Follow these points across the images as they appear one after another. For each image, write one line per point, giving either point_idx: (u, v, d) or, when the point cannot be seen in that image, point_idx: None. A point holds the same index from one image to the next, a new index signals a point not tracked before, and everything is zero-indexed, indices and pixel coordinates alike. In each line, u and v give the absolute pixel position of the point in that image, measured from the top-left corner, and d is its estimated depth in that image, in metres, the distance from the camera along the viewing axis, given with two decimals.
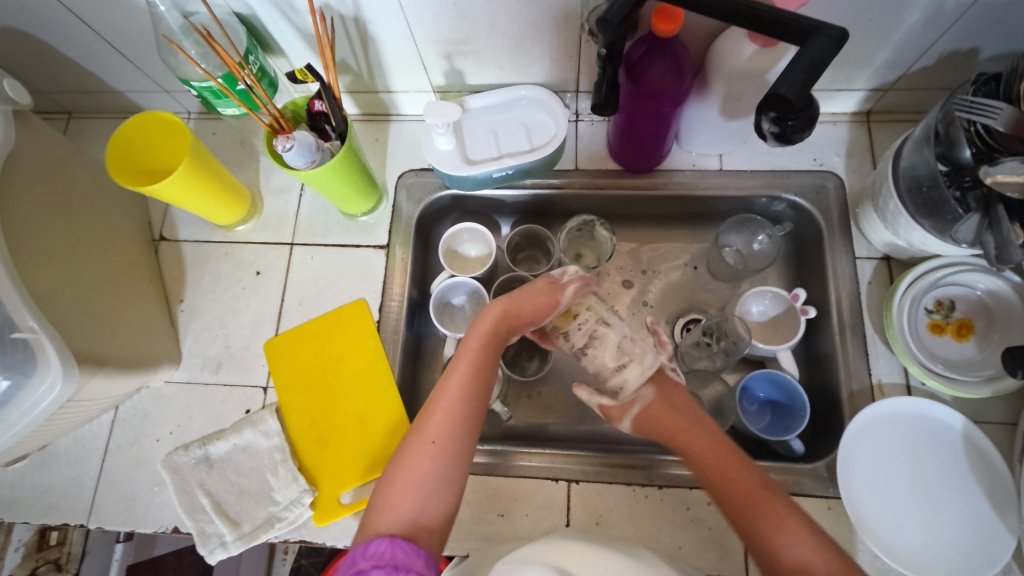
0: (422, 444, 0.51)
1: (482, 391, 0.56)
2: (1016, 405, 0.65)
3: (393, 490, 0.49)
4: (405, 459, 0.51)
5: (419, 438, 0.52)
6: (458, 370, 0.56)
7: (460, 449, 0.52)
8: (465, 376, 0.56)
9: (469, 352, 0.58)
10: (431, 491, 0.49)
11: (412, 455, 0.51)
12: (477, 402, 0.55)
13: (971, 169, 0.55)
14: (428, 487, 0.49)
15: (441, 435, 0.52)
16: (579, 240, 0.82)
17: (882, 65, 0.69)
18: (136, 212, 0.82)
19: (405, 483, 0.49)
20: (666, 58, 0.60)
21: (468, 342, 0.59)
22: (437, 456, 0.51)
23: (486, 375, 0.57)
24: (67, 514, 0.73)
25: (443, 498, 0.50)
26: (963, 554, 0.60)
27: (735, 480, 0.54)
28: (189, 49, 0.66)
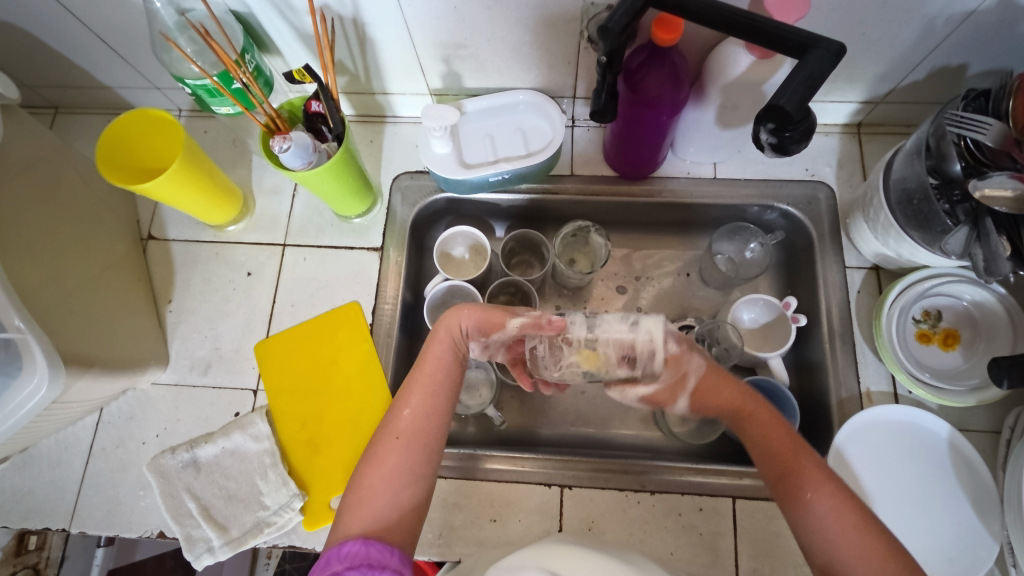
0: (388, 445, 0.51)
1: (449, 383, 0.55)
2: (999, 414, 0.67)
3: (362, 492, 0.50)
4: (372, 462, 0.51)
5: (386, 437, 0.52)
6: (423, 371, 0.55)
7: (426, 447, 0.52)
8: (428, 380, 0.54)
9: (433, 353, 0.56)
10: (399, 491, 0.50)
11: (379, 456, 0.51)
12: (444, 400, 0.54)
13: (961, 183, 0.56)
14: (397, 488, 0.50)
15: (408, 432, 0.52)
16: (573, 245, 0.82)
17: (874, 79, 0.70)
18: (123, 210, 0.81)
19: (373, 483, 0.50)
20: (664, 66, 0.61)
21: (433, 342, 0.56)
22: (405, 459, 0.51)
23: (449, 372, 0.55)
24: (48, 518, 0.71)
25: (412, 497, 0.50)
26: (948, 560, 0.61)
27: (792, 467, 0.51)
28: (184, 46, 0.65)
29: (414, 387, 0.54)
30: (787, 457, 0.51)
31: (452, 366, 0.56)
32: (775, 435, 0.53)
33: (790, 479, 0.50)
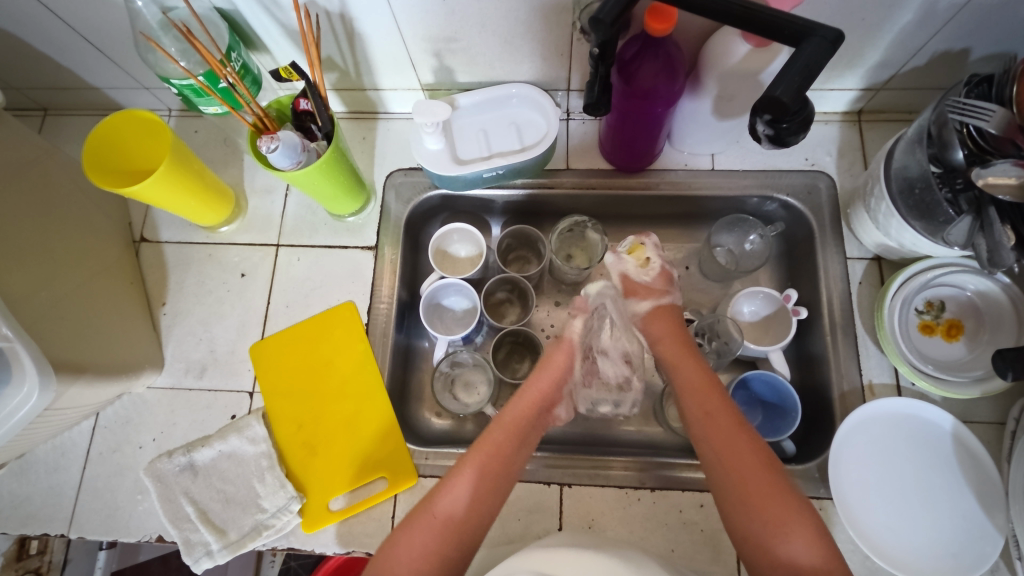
0: (430, 502, 0.57)
1: (502, 472, 0.60)
2: (1004, 405, 0.66)
3: (405, 536, 0.55)
4: (419, 515, 0.56)
5: (432, 497, 0.57)
6: (485, 445, 0.61)
7: (476, 517, 0.56)
8: (487, 457, 0.60)
9: (499, 433, 0.62)
10: (436, 548, 0.54)
11: (428, 509, 0.56)
12: (500, 484, 0.59)
13: (963, 171, 0.54)
14: (435, 539, 0.54)
15: (448, 505, 0.56)
16: (570, 240, 0.81)
17: (874, 65, 0.69)
18: (114, 212, 0.80)
19: (415, 538, 0.54)
20: (658, 56, 0.59)
21: (499, 426, 0.63)
22: (450, 513, 0.56)
23: (514, 460, 0.61)
24: (46, 524, 0.71)
25: (449, 557, 0.54)
26: (952, 554, 0.60)
27: (762, 481, 0.52)
28: (168, 46, 0.64)
29: (473, 455, 0.60)
30: (749, 463, 0.53)
31: (518, 453, 0.62)
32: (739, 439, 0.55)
33: (754, 489, 0.52)
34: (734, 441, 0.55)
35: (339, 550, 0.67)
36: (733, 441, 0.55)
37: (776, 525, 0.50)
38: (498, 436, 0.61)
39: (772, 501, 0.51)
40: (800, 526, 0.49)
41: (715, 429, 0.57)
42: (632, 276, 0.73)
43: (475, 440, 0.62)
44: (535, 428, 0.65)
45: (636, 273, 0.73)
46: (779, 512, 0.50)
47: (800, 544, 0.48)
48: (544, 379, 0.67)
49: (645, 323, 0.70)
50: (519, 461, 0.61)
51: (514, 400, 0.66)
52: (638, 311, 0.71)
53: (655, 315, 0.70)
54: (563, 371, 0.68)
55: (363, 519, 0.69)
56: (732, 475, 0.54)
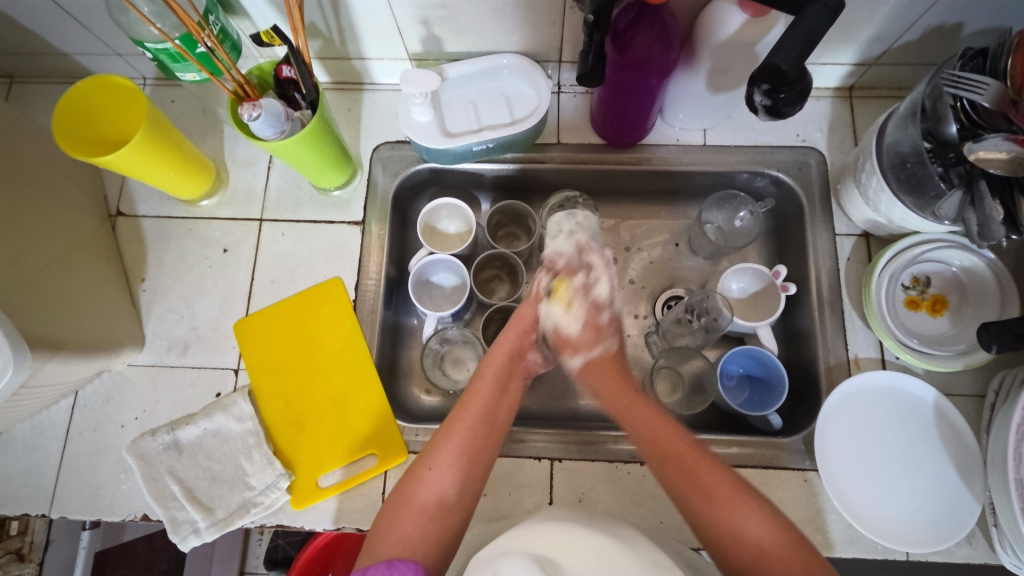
0: (421, 469, 0.57)
1: (491, 428, 0.61)
2: (985, 378, 0.67)
3: (393, 520, 0.53)
4: (404, 493, 0.55)
5: (422, 466, 0.57)
6: (468, 409, 0.61)
7: (463, 487, 0.56)
8: (472, 417, 0.60)
9: (481, 388, 0.63)
10: (429, 520, 0.53)
11: (414, 487, 0.56)
12: (489, 442, 0.60)
13: (955, 145, 0.55)
14: (427, 518, 0.53)
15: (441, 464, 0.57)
16: (565, 212, 0.79)
17: (868, 39, 0.68)
18: (88, 185, 0.77)
19: (408, 515, 0.53)
20: (654, 25, 0.58)
21: (480, 378, 0.65)
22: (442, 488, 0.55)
23: (497, 414, 0.62)
24: (26, 504, 0.69)
25: (444, 531, 0.53)
26: (931, 521, 0.62)
27: (698, 465, 0.56)
28: (142, 7, 0.60)
29: (458, 419, 0.60)
30: (690, 459, 0.57)
31: (499, 406, 0.63)
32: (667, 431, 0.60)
33: (699, 473, 0.56)
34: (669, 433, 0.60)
35: (329, 526, 0.67)
36: (657, 430, 0.61)
37: (718, 505, 0.53)
38: (479, 393, 0.62)
39: (707, 480, 0.55)
40: (743, 501, 0.53)
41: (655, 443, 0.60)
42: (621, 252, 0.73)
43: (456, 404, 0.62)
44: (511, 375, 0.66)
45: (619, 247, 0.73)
46: (711, 477, 0.55)
47: (749, 520, 0.52)
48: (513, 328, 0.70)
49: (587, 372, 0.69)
50: (505, 413, 0.63)
51: (488, 359, 0.67)
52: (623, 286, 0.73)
53: (593, 369, 0.69)
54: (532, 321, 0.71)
55: (353, 495, 0.68)
56: (661, 459, 0.58)
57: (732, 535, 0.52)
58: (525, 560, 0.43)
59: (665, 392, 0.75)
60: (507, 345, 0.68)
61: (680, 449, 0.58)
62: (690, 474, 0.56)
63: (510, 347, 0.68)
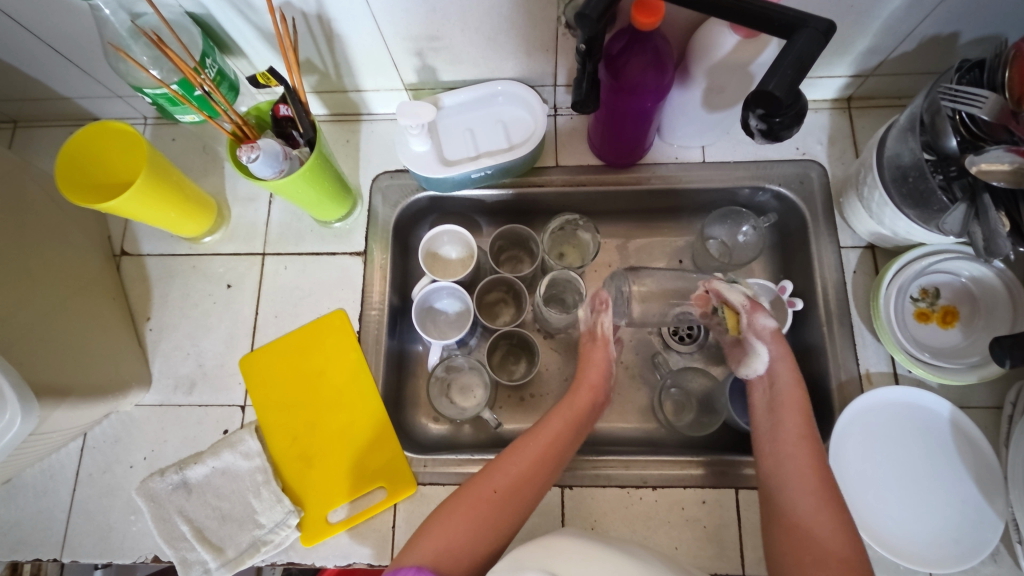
0: (510, 461, 0.59)
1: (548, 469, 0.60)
2: (1001, 389, 0.66)
3: (449, 521, 0.54)
4: (465, 502, 0.56)
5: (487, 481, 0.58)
6: (540, 437, 0.62)
7: (514, 512, 0.56)
8: (546, 446, 0.61)
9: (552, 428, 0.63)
10: (494, 525, 0.55)
11: (473, 494, 0.56)
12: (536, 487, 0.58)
13: (956, 158, 0.54)
14: (476, 527, 0.54)
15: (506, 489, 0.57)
16: (555, 294, 0.78)
17: (863, 51, 0.68)
18: (93, 226, 0.78)
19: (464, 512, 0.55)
20: (646, 51, 0.58)
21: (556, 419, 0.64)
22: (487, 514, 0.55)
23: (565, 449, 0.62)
24: (38, 549, 0.69)
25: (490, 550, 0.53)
26: (953, 539, 0.60)
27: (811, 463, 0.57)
28: (139, 55, 0.61)
29: (530, 448, 0.61)
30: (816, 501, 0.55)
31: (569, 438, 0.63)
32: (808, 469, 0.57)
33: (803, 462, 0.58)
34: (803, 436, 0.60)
35: (340, 562, 0.67)
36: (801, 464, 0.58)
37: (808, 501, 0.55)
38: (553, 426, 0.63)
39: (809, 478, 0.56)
40: (828, 508, 0.54)
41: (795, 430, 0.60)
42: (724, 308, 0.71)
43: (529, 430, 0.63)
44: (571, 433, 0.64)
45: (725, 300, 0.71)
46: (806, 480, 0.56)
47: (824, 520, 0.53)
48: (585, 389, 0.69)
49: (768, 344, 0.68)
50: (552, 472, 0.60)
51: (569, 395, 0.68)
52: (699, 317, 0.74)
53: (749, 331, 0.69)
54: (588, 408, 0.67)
55: (362, 530, 0.68)
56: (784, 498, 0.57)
57: (798, 539, 0.53)
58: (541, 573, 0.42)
59: (673, 412, 0.74)
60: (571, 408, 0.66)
61: (792, 448, 0.59)
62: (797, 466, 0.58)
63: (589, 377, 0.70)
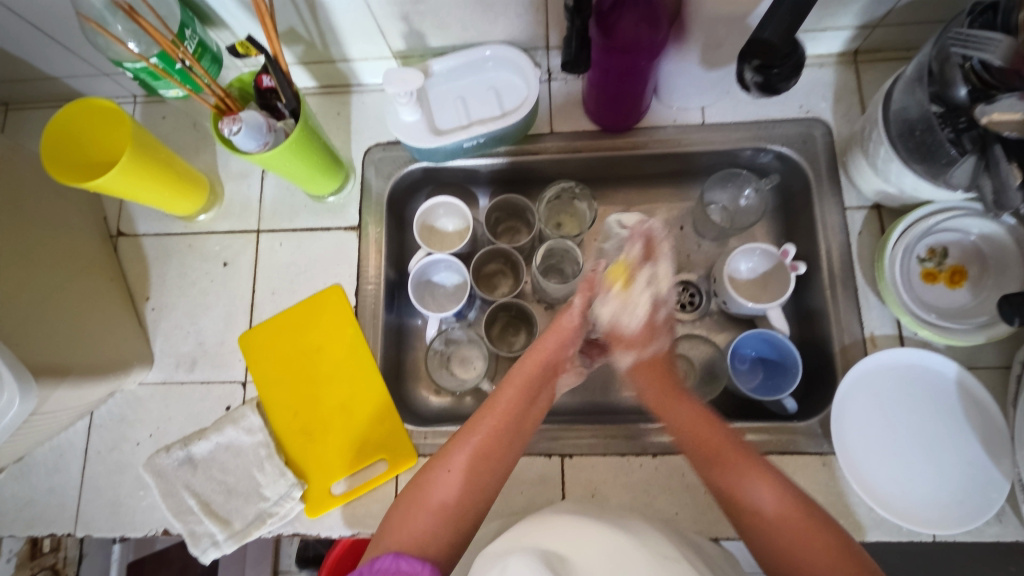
0: (475, 433, 0.55)
1: (515, 433, 0.56)
2: (1010, 349, 0.65)
3: (405, 518, 0.50)
4: (420, 492, 0.52)
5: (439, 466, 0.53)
6: (494, 413, 0.56)
7: (476, 493, 0.52)
8: (499, 419, 0.56)
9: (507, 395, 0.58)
10: (468, 506, 0.51)
11: (428, 485, 0.52)
12: (511, 444, 0.56)
13: (966, 109, 0.51)
14: (440, 517, 0.50)
15: (463, 465, 0.53)
16: (554, 264, 0.77)
17: (870, 0, 0.64)
18: (88, 208, 0.77)
19: (425, 505, 0.51)
20: (636, 5, 0.55)
21: (511, 382, 0.60)
22: (450, 494, 0.51)
23: (523, 423, 0.57)
24: (52, 524, 0.71)
25: (457, 536, 0.49)
26: (957, 501, 0.60)
27: (715, 441, 0.53)
28: (118, 28, 0.59)
29: (483, 422, 0.56)
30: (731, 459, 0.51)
31: (527, 412, 0.58)
32: (700, 425, 0.54)
33: (719, 451, 0.52)
34: (695, 419, 0.55)
35: (345, 532, 0.68)
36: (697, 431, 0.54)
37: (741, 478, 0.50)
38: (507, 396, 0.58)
39: (740, 468, 0.50)
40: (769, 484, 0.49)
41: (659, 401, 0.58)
42: (624, 322, 0.63)
43: (482, 405, 0.58)
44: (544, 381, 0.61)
45: (627, 314, 0.63)
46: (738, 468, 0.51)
47: (759, 497, 0.49)
48: (552, 336, 0.63)
49: (631, 377, 0.62)
50: (533, 419, 0.59)
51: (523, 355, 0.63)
52: (624, 364, 0.63)
53: (640, 371, 0.61)
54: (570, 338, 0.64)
55: (365, 502, 0.68)
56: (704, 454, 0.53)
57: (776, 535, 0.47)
58: (531, 556, 0.41)
59: None
60: (543, 352, 0.62)
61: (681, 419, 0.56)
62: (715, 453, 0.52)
63: (547, 356, 0.62)
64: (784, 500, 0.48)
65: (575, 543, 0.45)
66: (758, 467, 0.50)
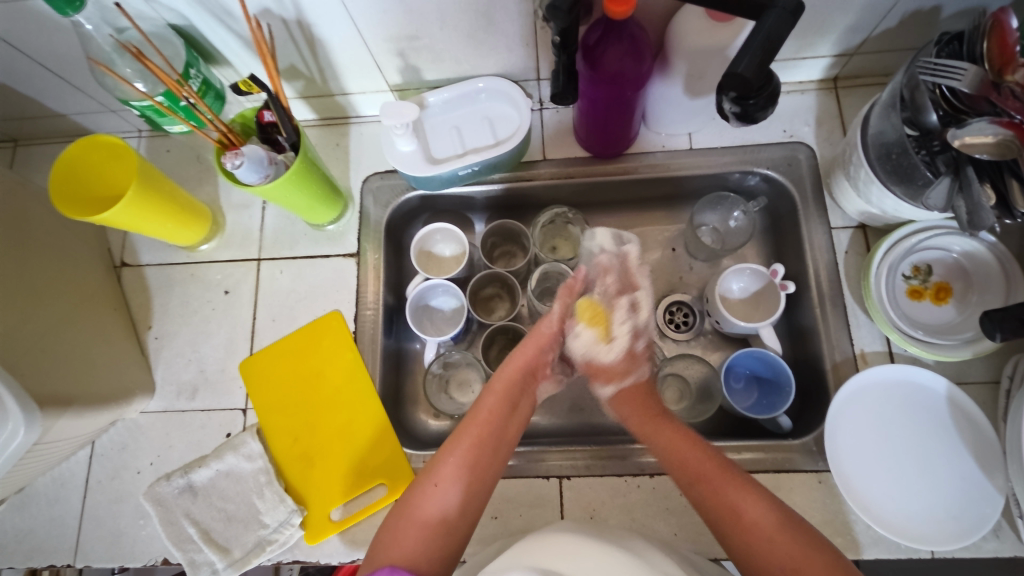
0: (463, 444, 0.58)
1: (495, 441, 0.59)
2: (997, 364, 0.66)
3: (395, 533, 0.52)
4: (411, 501, 0.54)
5: (427, 477, 0.55)
6: (475, 424, 0.59)
7: (465, 502, 0.54)
8: (482, 429, 0.59)
9: (488, 406, 0.61)
10: (458, 519, 0.53)
11: (418, 500, 0.54)
12: (492, 454, 0.58)
13: (939, 133, 0.54)
14: (430, 532, 0.51)
15: (449, 479, 0.55)
16: (550, 287, 0.79)
17: (845, 30, 0.67)
18: (93, 239, 0.79)
19: (415, 520, 0.52)
20: (623, 39, 0.58)
21: (490, 391, 0.63)
22: (439, 507, 0.53)
23: (506, 431, 0.60)
24: (52, 555, 0.71)
25: (449, 546, 0.51)
26: (953, 517, 0.60)
27: (712, 472, 0.55)
28: (124, 69, 0.62)
29: (466, 432, 0.59)
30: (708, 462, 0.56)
31: (504, 427, 0.60)
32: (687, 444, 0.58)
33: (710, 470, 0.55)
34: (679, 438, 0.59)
35: (345, 558, 0.68)
36: (676, 437, 0.59)
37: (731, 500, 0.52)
38: (489, 404, 0.61)
39: (732, 488, 0.53)
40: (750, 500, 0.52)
41: (655, 431, 0.61)
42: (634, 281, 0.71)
43: (464, 418, 0.61)
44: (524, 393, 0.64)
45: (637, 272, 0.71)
46: (728, 484, 0.53)
47: (748, 516, 0.51)
48: (530, 344, 0.67)
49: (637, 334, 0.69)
50: (514, 428, 0.62)
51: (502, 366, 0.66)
52: (640, 323, 0.70)
53: (628, 357, 0.68)
54: (551, 339, 0.68)
55: (365, 527, 0.69)
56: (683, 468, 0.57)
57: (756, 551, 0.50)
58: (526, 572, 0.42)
59: (672, 400, 0.75)
60: (520, 359, 0.66)
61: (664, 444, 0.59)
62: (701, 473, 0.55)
63: (526, 363, 0.66)
64: (769, 518, 0.51)
65: (572, 562, 0.45)
66: (745, 488, 0.53)
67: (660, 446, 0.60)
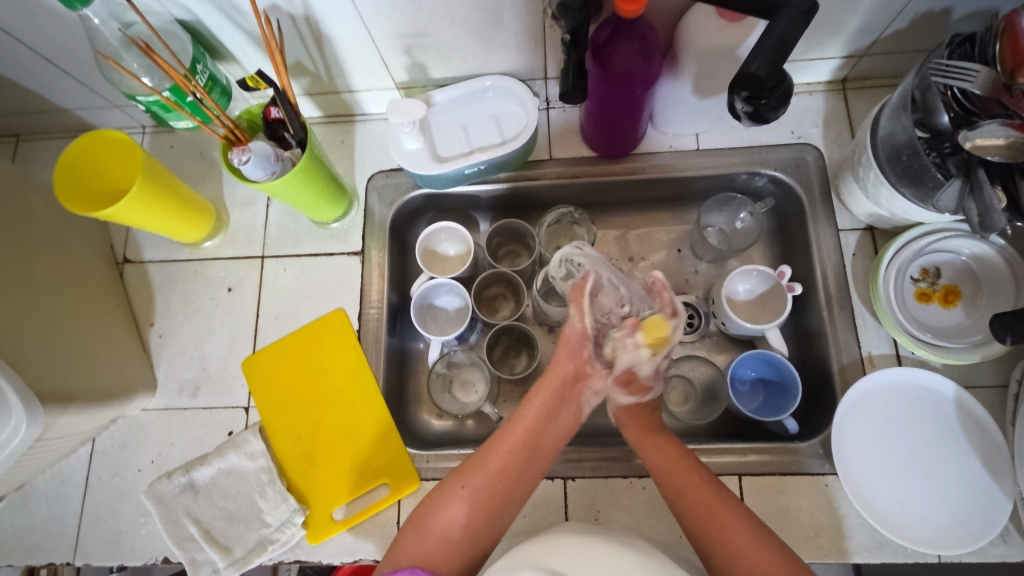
0: (499, 453, 0.58)
1: (532, 450, 0.59)
2: (1006, 368, 0.65)
3: (416, 538, 0.54)
4: (434, 505, 0.56)
5: (453, 483, 0.57)
6: (513, 433, 0.59)
7: (486, 515, 0.56)
8: (516, 442, 0.59)
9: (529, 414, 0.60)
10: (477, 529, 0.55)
11: (438, 508, 0.56)
12: (530, 465, 0.58)
13: (950, 135, 0.53)
14: (448, 543, 0.54)
15: (474, 484, 0.56)
16: (555, 287, 0.78)
17: (855, 31, 0.67)
18: (96, 235, 0.79)
19: (435, 526, 0.55)
20: (632, 39, 0.58)
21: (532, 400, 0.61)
22: (455, 522, 0.55)
23: (543, 440, 0.60)
24: (51, 553, 0.70)
25: (466, 556, 0.54)
26: (961, 521, 0.60)
27: (719, 516, 0.55)
28: (131, 63, 0.62)
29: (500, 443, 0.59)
30: (708, 504, 0.56)
31: (546, 433, 0.60)
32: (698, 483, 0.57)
33: (713, 517, 0.55)
34: (689, 478, 0.57)
35: (346, 558, 0.67)
36: (682, 476, 0.58)
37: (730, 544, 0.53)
38: (527, 416, 0.60)
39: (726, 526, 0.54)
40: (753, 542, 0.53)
41: (670, 479, 0.58)
42: (639, 371, 0.62)
43: (502, 426, 0.61)
44: (564, 403, 0.62)
45: (641, 367, 0.62)
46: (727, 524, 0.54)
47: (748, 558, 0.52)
48: (564, 351, 0.63)
49: (619, 417, 0.64)
50: (551, 441, 0.60)
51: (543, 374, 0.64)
52: (622, 404, 0.64)
53: (630, 414, 0.64)
54: (581, 341, 0.63)
55: (367, 527, 0.68)
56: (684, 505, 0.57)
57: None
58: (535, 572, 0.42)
59: (677, 403, 0.75)
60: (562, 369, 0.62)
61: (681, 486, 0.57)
62: (707, 516, 0.55)
63: (566, 371, 0.63)
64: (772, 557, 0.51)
65: (578, 564, 0.45)
66: (743, 524, 0.54)
67: (673, 496, 0.58)
